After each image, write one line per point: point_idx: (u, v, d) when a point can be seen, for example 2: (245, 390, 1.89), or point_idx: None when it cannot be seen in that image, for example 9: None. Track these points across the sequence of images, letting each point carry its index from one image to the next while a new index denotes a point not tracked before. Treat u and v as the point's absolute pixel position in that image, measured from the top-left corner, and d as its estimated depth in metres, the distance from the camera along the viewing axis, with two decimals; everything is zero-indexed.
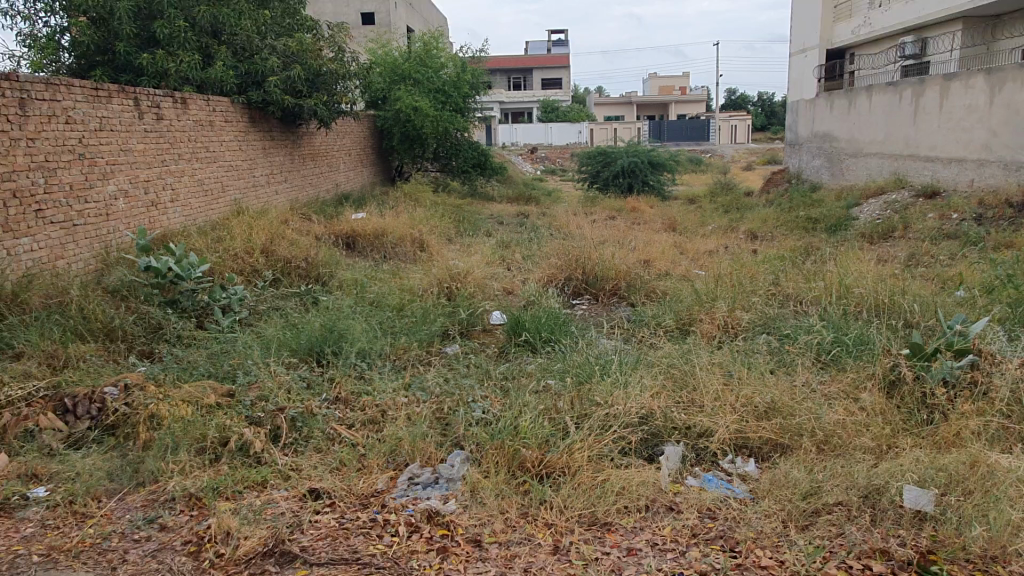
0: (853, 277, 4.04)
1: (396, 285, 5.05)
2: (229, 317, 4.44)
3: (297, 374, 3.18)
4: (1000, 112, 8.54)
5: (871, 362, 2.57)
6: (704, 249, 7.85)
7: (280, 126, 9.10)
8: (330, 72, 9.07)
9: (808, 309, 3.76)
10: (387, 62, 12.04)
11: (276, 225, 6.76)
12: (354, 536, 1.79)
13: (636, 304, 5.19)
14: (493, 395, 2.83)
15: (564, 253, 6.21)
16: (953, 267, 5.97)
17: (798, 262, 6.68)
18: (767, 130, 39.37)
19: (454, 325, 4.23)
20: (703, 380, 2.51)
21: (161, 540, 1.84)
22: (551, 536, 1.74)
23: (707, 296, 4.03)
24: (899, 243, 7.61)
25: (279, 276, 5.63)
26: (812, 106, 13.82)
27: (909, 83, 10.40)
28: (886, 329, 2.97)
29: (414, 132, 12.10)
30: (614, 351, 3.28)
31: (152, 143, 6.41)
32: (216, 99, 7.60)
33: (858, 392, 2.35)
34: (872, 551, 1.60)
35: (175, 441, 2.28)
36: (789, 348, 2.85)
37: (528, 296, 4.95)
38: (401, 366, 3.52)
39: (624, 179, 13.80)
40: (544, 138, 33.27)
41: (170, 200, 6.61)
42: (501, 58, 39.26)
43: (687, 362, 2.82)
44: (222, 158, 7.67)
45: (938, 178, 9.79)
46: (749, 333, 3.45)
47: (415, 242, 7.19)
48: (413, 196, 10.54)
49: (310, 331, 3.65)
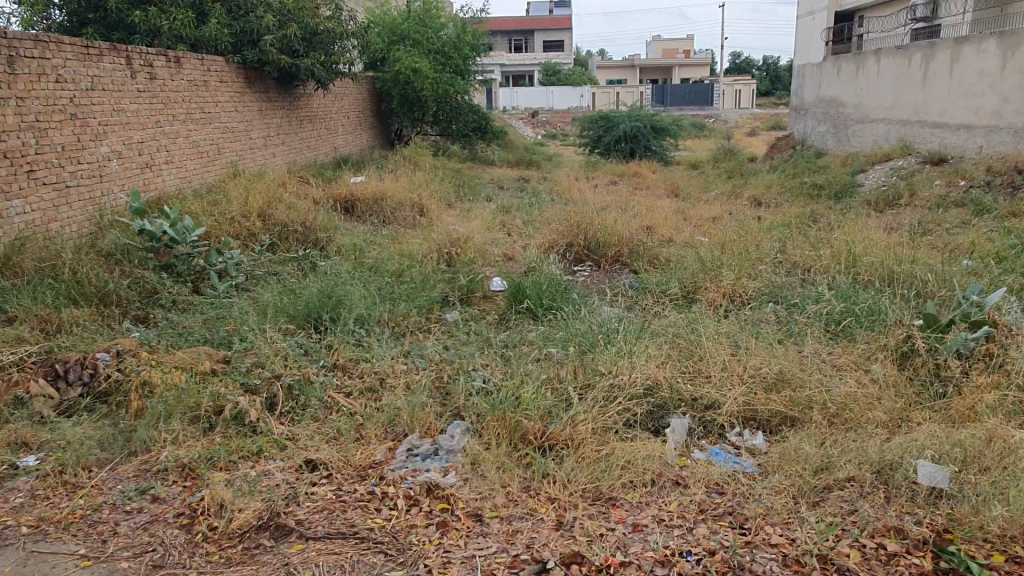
0: (861, 246, 3.95)
1: (395, 250, 4.98)
2: (225, 282, 4.39)
3: (294, 341, 3.12)
4: (1011, 77, 8.35)
5: (883, 332, 2.50)
6: (708, 215, 7.75)
7: (277, 87, 8.93)
8: (328, 31, 8.86)
9: (815, 278, 3.69)
10: (385, 22, 11.75)
11: (273, 189, 6.65)
12: (352, 509, 1.74)
13: (638, 271, 5.12)
14: (494, 363, 2.78)
15: (565, 219, 6.11)
16: (961, 234, 5.88)
17: (803, 230, 6.59)
18: (771, 95, 38.83)
19: (454, 291, 4.17)
20: (710, 350, 2.45)
21: (153, 512, 1.79)
22: (554, 511, 1.68)
23: (712, 263, 3.95)
24: (904, 210, 7.52)
25: (277, 241, 5.56)
26: (819, 70, 13.56)
27: (919, 46, 10.17)
28: (897, 299, 2.90)
29: (413, 94, 11.89)
30: (617, 320, 3.21)
31: (146, 103, 6.27)
32: (211, 59, 7.43)
33: (869, 364, 2.29)
34: (886, 529, 1.55)
35: (167, 409, 2.22)
36: (797, 317, 2.78)
37: (529, 262, 4.88)
38: (400, 333, 3.46)
39: (626, 144, 13.64)
40: (545, 101, 32.83)
41: (165, 162, 6.50)
42: (502, 19, 38.58)
43: (692, 331, 2.76)
44: (218, 119, 7.53)
45: (946, 144, 9.63)
46: (755, 301, 3.38)
47: (415, 207, 7.09)
48: (413, 160, 10.40)
49: (308, 297, 3.59)
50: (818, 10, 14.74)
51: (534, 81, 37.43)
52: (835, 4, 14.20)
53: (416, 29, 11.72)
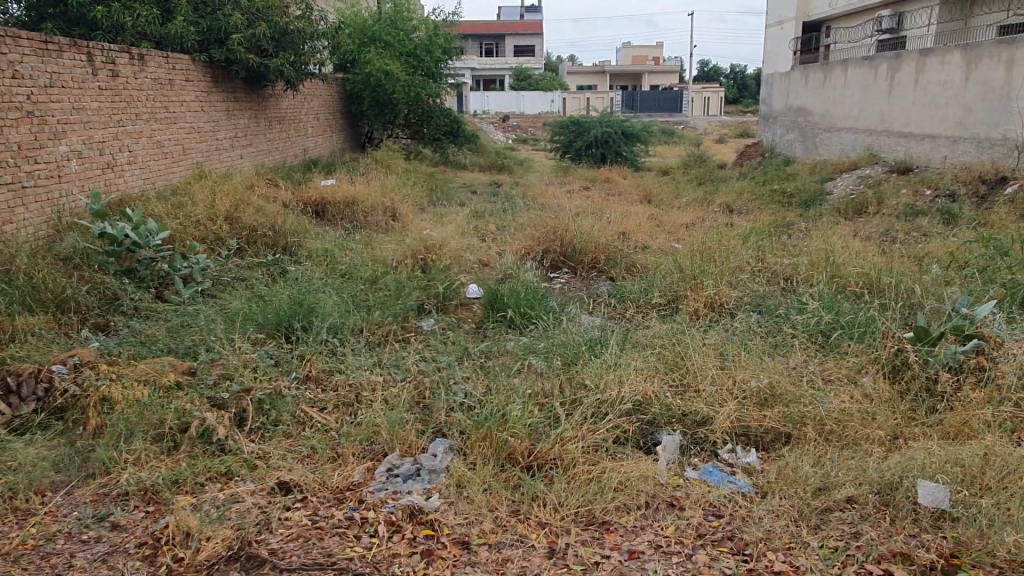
0: (840, 255, 3.94)
1: (368, 255, 4.85)
2: (190, 288, 4.24)
3: (264, 352, 2.99)
4: (975, 89, 8.52)
5: (872, 345, 2.46)
6: (681, 221, 7.74)
7: (245, 87, 8.72)
8: (298, 30, 8.66)
9: (796, 288, 3.67)
10: (356, 23, 11.58)
11: (240, 191, 6.46)
12: (329, 537, 1.62)
13: (615, 278, 5.06)
14: (474, 376, 2.69)
15: (540, 225, 6.04)
16: (931, 243, 5.93)
17: (775, 237, 6.61)
18: (739, 102, 39.34)
19: (429, 299, 4.06)
20: (698, 363, 2.39)
21: (113, 542, 1.65)
22: (545, 538, 1.59)
23: (692, 272, 3.91)
24: (872, 218, 7.60)
25: (244, 245, 5.39)
26: (787, 79, 13.72)
27: (886, 57, 10.34)
28: (882, 309, 2.87)
29: (385, 96, 11.74)
30: (599, 330, 3.14)
31: (108, 101, 6.06)
32: (176, 57, 7.23)
33: (859, 379, 2.25)
34: (891, 555, 1.49)
35: (129, 428, 2.09)
36: (783, 329, 2.74)
37: (506, 269, 4.79)
38: (375, 342, 3.35)
39: (598, 149, 13.65)
40: (515, 106, 32.83)
41: (127, 162, 6.28)
42: (472, 23, 38.50)
43: (678, 342, 2.70)
44: (183, 119, 7.31)
45: (911, 154, 9.78)
46: (737, 311, 3.34)
47: (387, 211, 6.96)
48: (384, 163, 10.25)
49: (278, 305, 3.46)
50: (787, 20, 14.95)
51: (505, 85, 37.41)
52: (804, 14, 14.42)
53: (388, 30, 11.58)
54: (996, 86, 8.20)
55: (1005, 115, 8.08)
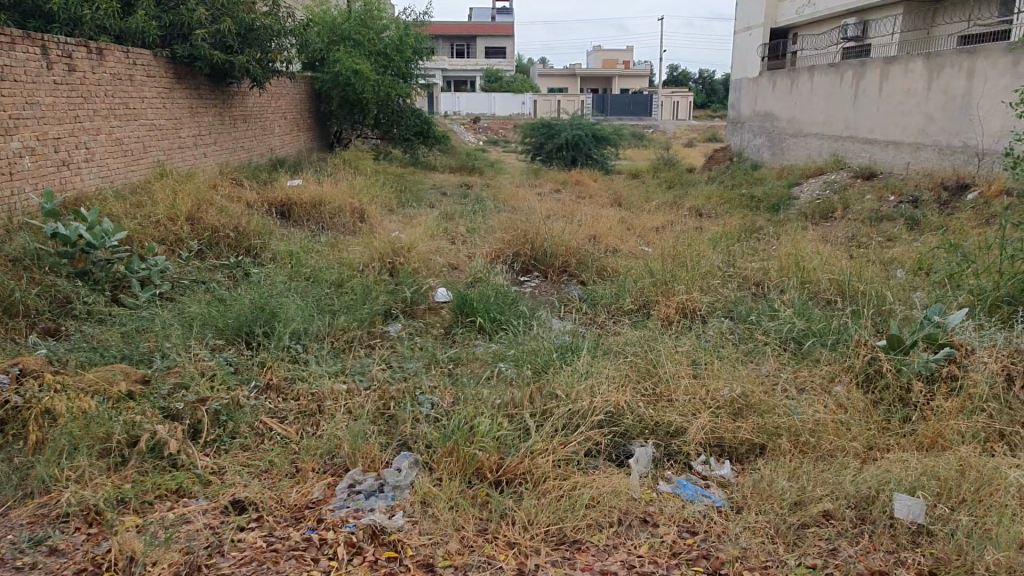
0: (810, 262, 3.94)
1: (334, 258, 4.74)
2: (147, 291, 4.10)
3: (223, 359, 2.87)
4: (937, 97, 8.66)
5: (845, 353, 2.43)
6: (651, 225, 7.75)
7: (209, 84, 8.52)
8: (265, 27, 8.46)
9: (767, 294, 3.65)
10: (325, 21, 11.41)
11: (203, 191, 6.30)
12: (285, 560, 1.53)
13: (587, 282, 5.02)
14: (442, 386, 2.60)
15: (511, 228, 5.97)
16: (896, 248, 6.00)
17: (744, 242, 6.64)
18: (708, 107, 39.77)
19: (397, 303, 3.96)
20: (671, 371, 2.34)
21: (49, 569, 1.54)
22: (514, 559, 1.52)
23: (663, 277, 3.88)
24: (838, 223, 7.68)
25: (206, 247, 5.24)
26: (755, 84, 13.86)
27: (851, 64, 10.48)
28: (854, 316, 2.85)
29: (354, 96, 11.59)
30: (570, 337, 3.08)
31: (64, 97, 5.85)
32: (137, 52, 7.02)
33: (833, 388, 2.22)
34: (869, 573, 1.45)
35: (72, 442, 1.97)
36: (756, 336, 2.71)
37: (475, 273, 4.71)
38: (340, 349, 3.25)
39: (569, 152, 13.64)
40: (487, 108, 32.75)
41: (84, 160, 6.07)
42: (444, 23, 38.35)
43: (650, 349, 2.65)
44: (144, 116, 7.11)
45: (875, 160, 9.92)
46: (709, 318, 3.31)
47: (355, 212, 6.83)
48: (353, 163, 10.11)
49: (238, 310, 3.34)
50: (755, 26, 15.11)
51: (476, 87, 37.33)
52: (771, 21, 14.59)
53: (358, 29, 11.43)
54: (957, 94, 8.34)
55: (966, 123, 8.23)
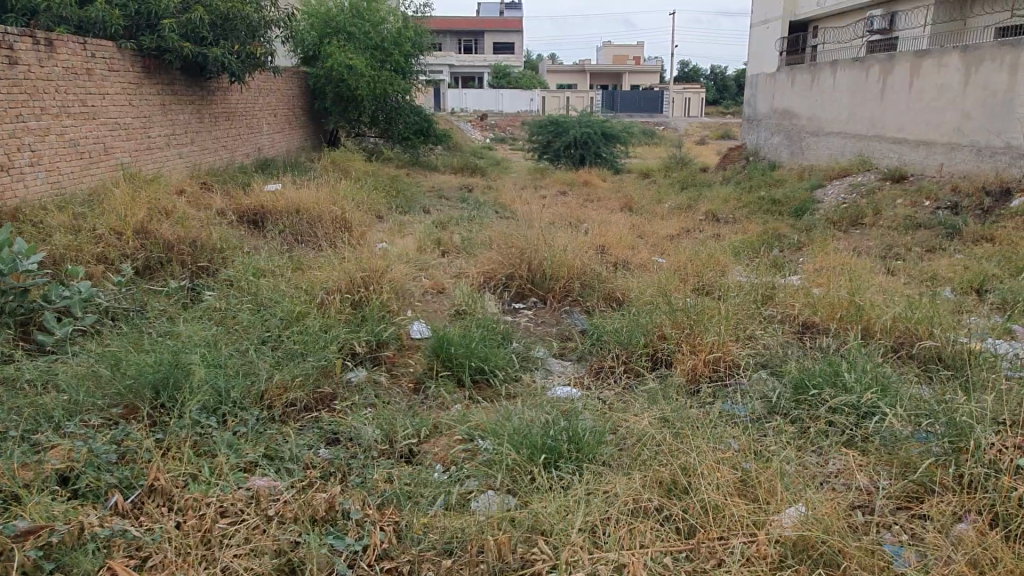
0: (873, 304, 3.16)
1: (297, 282, 4.00)
2: (63, 325, 3.35)
3: (102, 444, 2.15)
4: (975, 93, 7.82)
5: (966, 483, 1.69)
6: (666, 232, 6.99)
7: (185, 79, 7.78)
8: (245, 17, 7.70)
9: (821, 345, 2.91)
10: (320, 13, 10.66)
11: (164, 197, 5.58)
12: None
13: (592, 311, 4.29)
14: (385, 502, 1.88)
15: (506, 241, 5.21)
16: (944, 262, 5.24)
17: (768, 255, 5.89)
18: (719, 104, 38.92)
19: (359, 347, 3.24)
20: (718, 511, 1.64)
21: None
22: None
23: (689, 318, 3.13)
24: (869, 231, 6.91)
25: (154, 265, 4.49)
26: (773, 80, 13.04)
27: (878, 58, 9.63)
28: (957, 397, 2.08)
29: (349, 93, 10.87)
30: (569, 411, 2.34)
31: (3, 93, 5.11)
32: (96, 43, 6.27)
33: (960, 539, 1.51)
34: None
35: None
36: (823, 445, 1.98)
37: (461, 303, 3.98)
38: (271, 418, 2.53)
39: (577, 150, 12.87)
40: (494, 104, 31.95)
41: (29, 164, 5.36)
42: (452, 20, 37.60)
43: (678, 454, 1.92)
44: (105, 114, 6.37)
45: (904, 161, 9.08)
46: (748, 382, 2.59)
47: (336, 221, 6.10)
48: (341, 164, 9.38)
49: (144, 363, 2.60)
50: (772, 19, 14.25)
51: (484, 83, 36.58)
52: (790, 13, 13.71)
53: (353, 22, 10.66)
54: (999, 90, 7.49)
55: (1008, 120, 7.35)
